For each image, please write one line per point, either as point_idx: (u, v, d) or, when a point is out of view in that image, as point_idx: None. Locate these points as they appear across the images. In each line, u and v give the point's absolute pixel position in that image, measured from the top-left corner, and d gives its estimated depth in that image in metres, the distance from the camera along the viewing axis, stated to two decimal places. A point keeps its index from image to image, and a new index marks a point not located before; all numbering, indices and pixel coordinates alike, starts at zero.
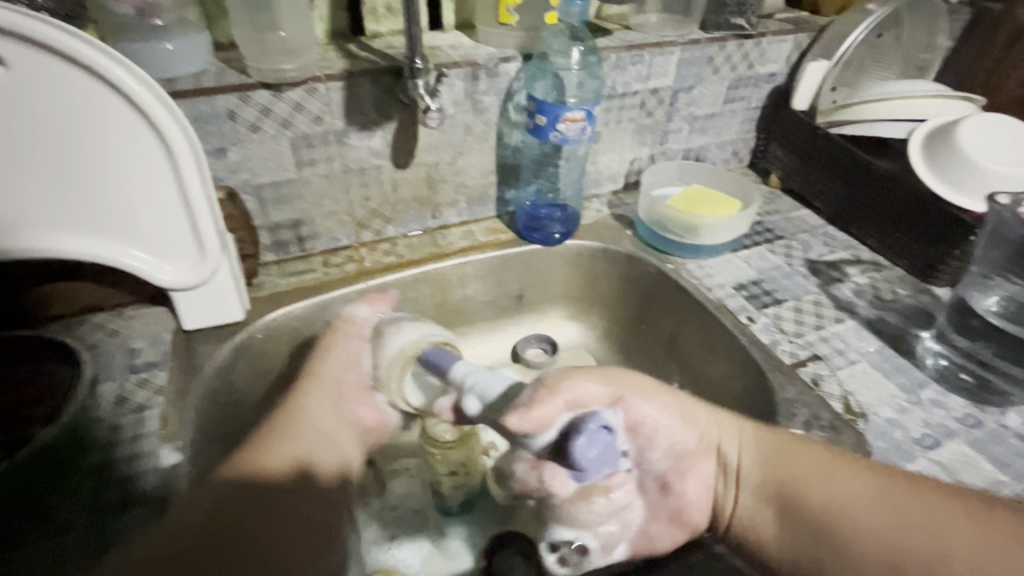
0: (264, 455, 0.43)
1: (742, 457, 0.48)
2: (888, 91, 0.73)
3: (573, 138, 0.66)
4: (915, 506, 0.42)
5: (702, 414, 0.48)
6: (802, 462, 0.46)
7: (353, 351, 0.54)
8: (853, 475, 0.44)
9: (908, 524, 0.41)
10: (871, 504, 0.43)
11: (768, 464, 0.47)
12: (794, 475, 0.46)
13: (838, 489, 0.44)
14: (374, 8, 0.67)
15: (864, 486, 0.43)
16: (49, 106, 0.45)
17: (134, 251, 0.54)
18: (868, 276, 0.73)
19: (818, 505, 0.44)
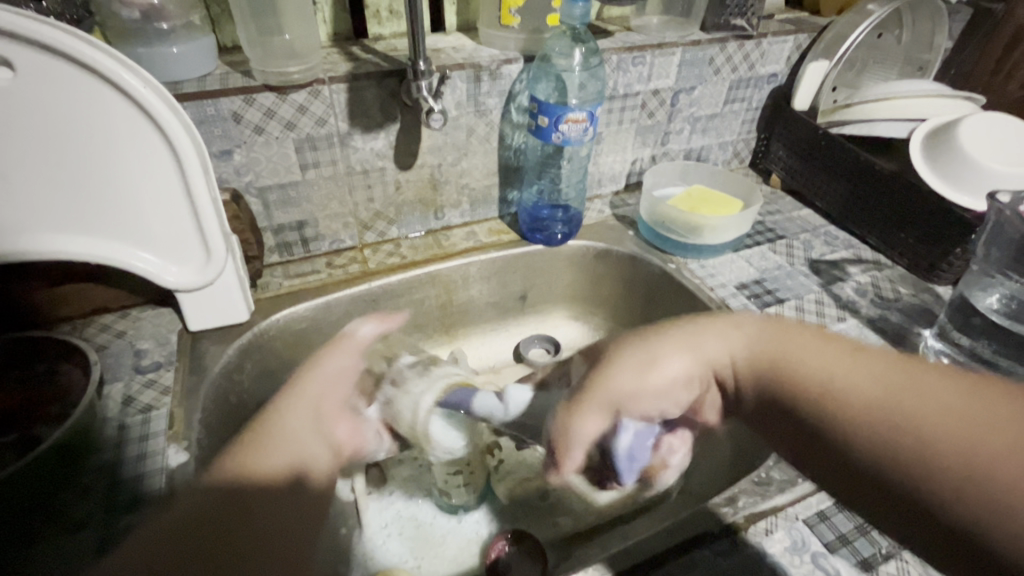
0: (253, 458, 0.41)
1: (734, 363, 0.42)
2: (890, 91, 0.73)
3: (575, 138, 0.66)
4: (922, 385, 0.35)
5: (707, 340, 0.43)
6: (791, 343, 0.41)
7: (356, 351, 0.55)
8: (863, 359, 0.38)
9: (951, 424, 0.32)
10: (873, 378, 0.36)
11: (758, 359, 0.41)
12: (771, 360, 0.41)
13: (817, 355, 0.39)
14: (378, 11, 0.68)
15: (885, 373, 0.37)
16: (54, 107, 0.46)
17: (140, 251, 0.55)
18: (869, 275, 0.73)
19: (811, 378, 0.38)
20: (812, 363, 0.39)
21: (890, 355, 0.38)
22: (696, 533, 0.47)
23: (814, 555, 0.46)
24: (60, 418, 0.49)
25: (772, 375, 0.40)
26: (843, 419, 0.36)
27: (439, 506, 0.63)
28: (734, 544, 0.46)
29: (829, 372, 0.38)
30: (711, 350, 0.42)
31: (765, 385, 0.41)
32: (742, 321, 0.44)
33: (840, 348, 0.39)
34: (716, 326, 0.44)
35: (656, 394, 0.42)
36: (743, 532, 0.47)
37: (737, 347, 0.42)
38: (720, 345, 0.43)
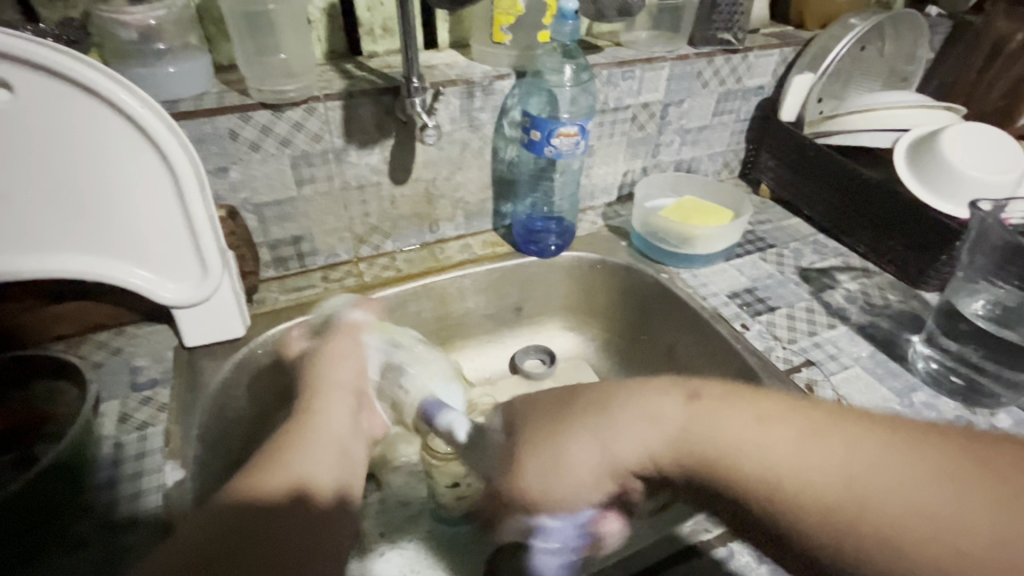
0: (272, 475, 0.42)
1: (648, 429, 0.36)
2: (873, 102, 0.75)
3: (567, 152, 0.67)
4: (875, 456, 0.31)
5: (619, 397, 0.38)
6: (717, 394, 0.36)
7: (347, 349, 0.58)
8: (814, 433, 0.33)
9: (893, 499, 0.29)
10: (824, 471, 0.31)
11: (688, 432, 0.35)
12: (706, 450, 0.35)
13: (765, 445, 0.33)
14: (372, 29, 0.69)
15: (834, 453, 0.31)
16: (54, 129, 0.46)
17: (135, 268, 0.55)
18: (859, 283, 0.74)
19: (758, 467, 0.33)
20: (755, 449, 0.33)
21: (818, 407, 0.34)
22: (690, 546, 0.47)
23: None
24: (55, 437, 0.49)
25: (710, 468, 0.34)
26: (795, 508, 0.31)
27: (435, 518, 0.62)
28: (723, 556, 0.47)
29: (779, 458, 0.32)
30: (661, 410, 0.37)
31: (691, 470, 0.35)
32: (663, 402, 0.37)
33: (764, 412, 0.34)
34: (643, 391, 0.38)
35: (575, 486, 0.38)
36: (737, 541, 0.47)
37: (658, 439, 0.36)
38: (642, 429, 0.36)
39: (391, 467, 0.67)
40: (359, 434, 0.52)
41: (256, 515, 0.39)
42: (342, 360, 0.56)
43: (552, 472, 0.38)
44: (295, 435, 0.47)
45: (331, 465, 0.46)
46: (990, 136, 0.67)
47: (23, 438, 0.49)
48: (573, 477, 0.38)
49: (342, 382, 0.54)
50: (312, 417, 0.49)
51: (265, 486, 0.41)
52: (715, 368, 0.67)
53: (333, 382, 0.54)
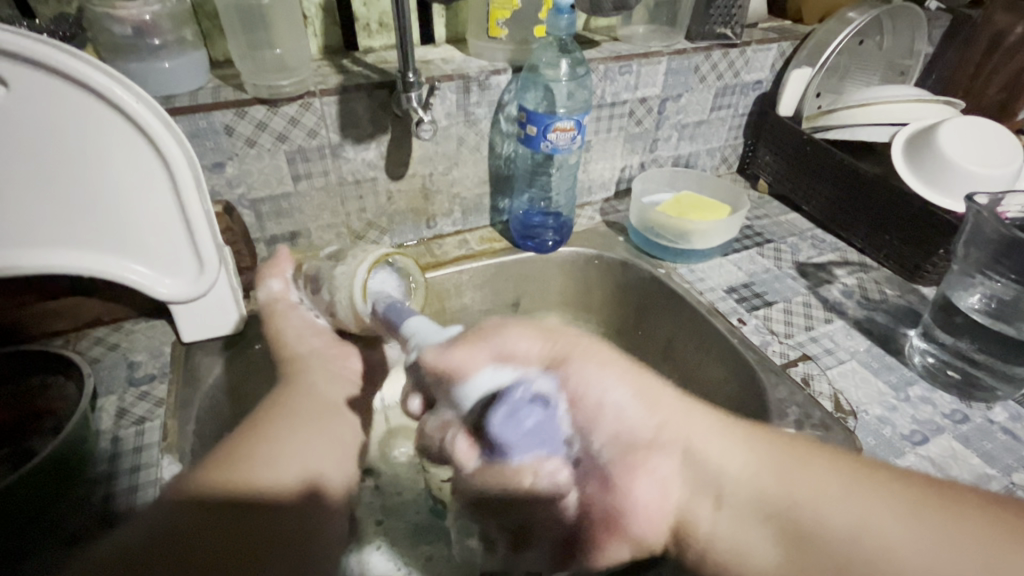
0: (255, 465, 0.41)
1: (733, 473, 0.41)
2: (871, 96, 0.74)
3: (563, 147, 0.67)
4: (947, 530, 0.36)
5: (668, 398, 0.42)
6: (798, 466, 0.41)
7: (297, 321, 0.59)
8: (879, 488, 0.39)
9: (949, 560, 0.35)
10: (897, 530, 0.37)
11: (773, 479, 0.41)
12: (788, 500, 0.40)
13: (832, 494, 0.39)
14: (368, 24, 0.69)
15: (906, 519, 0.37)
16: (49, 124, 0.46)
17: (132, 264, 0.55)
18: (856, 277, 0.74)
19: (838, 527, 0.38)
20: (829, 504, 0.39)
21: (893, 474, 0.40)
22: None
23: None
24: (52, 433, 0.49)
25: (798, 521, 0.39)
26: (864, 559, 0.37)
27: (431, 513, 0.62)
28: None
29: (855, 512, 0.38)
30: (741, 471, 0.41)
31: (778, 519, 0.40)
32: (751, 445, 0.42)
33: (835, 463, 0.41)
34: (731, 437, 0.43)
35: (613, 402, 0.40)
36: None
37: (743, 470, 0.41)
38: (733, 461, 0.42)
39: (388, 457, 0.68)
40: (349, 410, 0.54)
41: (210, 513, 0.37)
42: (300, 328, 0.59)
43: (597, 388, 0.40)
44: (262, 427, 0.46)
45: (305, 461, 0.44)
46: (992, 130, 0.67)
47: (19, 432, 0.49)
48: (627, 426, 0.41)
49: (310, 355, 0.57)
50: (290, 398, 0.50)
51: (227, 481, 0.39)
52: (712, 363, 0.67)
53: (306, 353, 0.57)
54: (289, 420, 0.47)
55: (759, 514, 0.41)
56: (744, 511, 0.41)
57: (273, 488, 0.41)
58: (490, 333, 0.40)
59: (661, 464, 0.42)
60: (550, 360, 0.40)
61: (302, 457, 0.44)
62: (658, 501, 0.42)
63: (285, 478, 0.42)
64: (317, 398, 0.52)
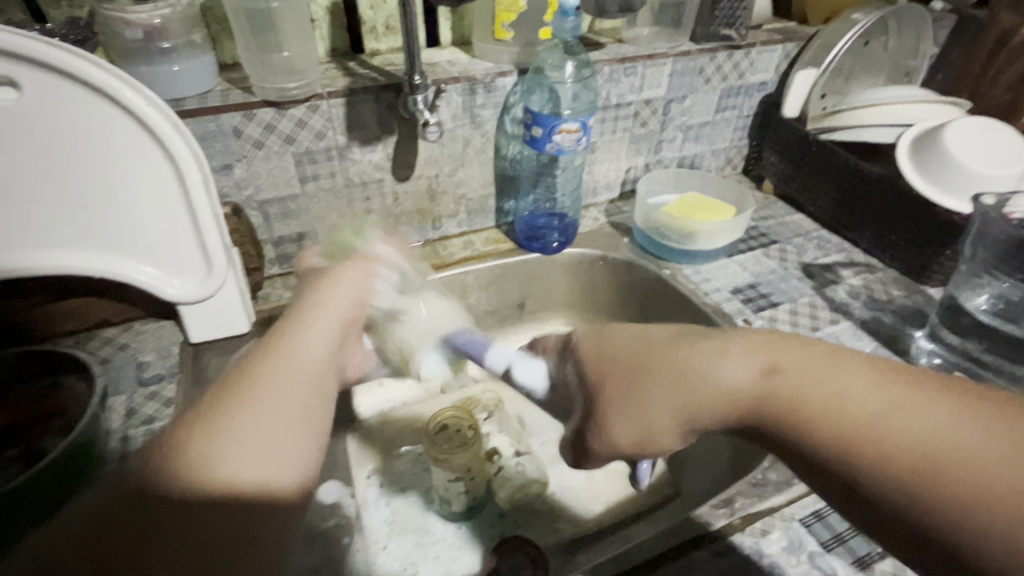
0: (201, 456, 0.35)
1: (729, 395, 0.37)
2: (875, 97, 0.75)
3: (569, 148, 0.67)
4: (964, 414, 0.32)
5: (730, 371, 0.37)
6: (796, 363, 0.37)
7: (341, 290, 0.51)
8: (888, 383, 0.35)
9: (972, 447, 0.31)
10: (923, 421, 0.32)
11: (770, 387, 0.36)
12: (794, 398, 0.36)
13: (833, 393, 0.35)
14: (374, 27, 0.70)
15: (924, 413, 0.33)
16: (58, 125, 0.47)
17: (140, 265, 0.55)
18: (862, 278, 0.74)
19: (858, 415, 0.34)
20: (859, 400, 0.34)
21: (908, 377, 0.35)
22: (692, 537, 0.47)
23: (811, 554, 0.46)
24: (62, 432, 0.50)
25: (789, 422, 0.36)
26: (858, 461, 0.33)
27: (437, 513, 0.63)
28: (735, 543, 0.47)
29: (846, 410, 0.34)
30: (735, 377, 0.37)
31: (772, 427, 0.36)
32: (756, 348, 0.38)
33: (862, 369, 0.36)
34: (728, 352, 0.38)
35: (685, 434, 0.39)
36: (739, 533, 0.48)
37: (757, 377, 0.37)
38: (733, 373, 0.37)
39: (394, 457, 0.68)
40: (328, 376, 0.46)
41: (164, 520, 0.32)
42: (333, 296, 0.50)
43: (669, 430, 0.39)
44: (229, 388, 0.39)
45: (275, 446, 0.37)
46: (996, 130, 0.67)
47: (30, 433, 0.49)
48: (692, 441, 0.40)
49: (334, 311, 0.49)
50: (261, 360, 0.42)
51: (182, 470, 0.34)
52: None
53: (338, 315, 0.50)
54: (261, 388, 0.39)
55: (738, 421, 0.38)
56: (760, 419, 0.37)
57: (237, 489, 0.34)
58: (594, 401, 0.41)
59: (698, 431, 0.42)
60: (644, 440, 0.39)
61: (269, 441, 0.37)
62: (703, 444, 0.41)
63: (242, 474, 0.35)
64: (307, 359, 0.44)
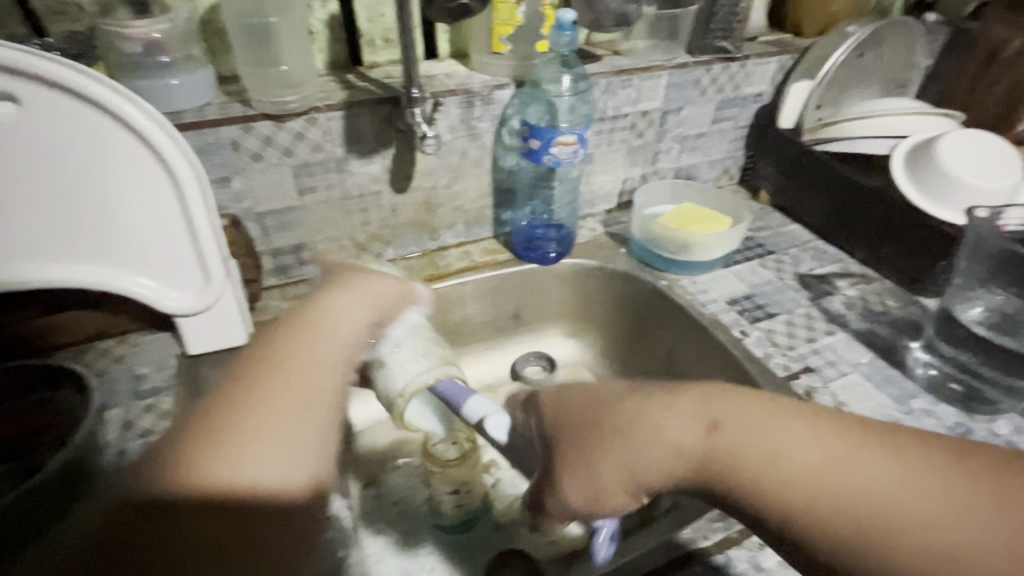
0: (208, 464, 0.36)
1: (686, 444, 0.37)
2: (870, 109, 0.75)
3: (566, 160, 0.68)
4: (907, 468, 0.33)
5: (656, 406, 0.39)
6: (737, 417, 0.37)
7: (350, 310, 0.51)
8: (848, 440, 0.35)
9: (908, 503, 0.32)
10: (862, 480, 0.33)
11: (715, 438, 0.37)
12: (739, 449, 0.36)
13: (794, 450, 0.35)
14: (372, 40, 0.70)
15: (861, 461, 0.34)
16: (58, 140, 0.47)
17: (138, 277, 0.55)
18: (857, 289, 0.75)
19: (789, 471, 0.35)
20: (793, 456, 0.35)
21: (845, 417, 0.37)
22: (690, 550, 0.47)
23: None
24: (57, 447, 0.50)
25: (736, 473, 0.36)
26: (813, 515, 0.33)
27: (434, 526, 0.62)
28: (725, 560, 0.47)
29: (803, 469, 0.34)
30: (675, 436, 0.37)
31: (723, 477, 0.36)
32: (703, 400, 0.39)
33: (806, 418, 0.37)
34: (670, 410, 0.38)
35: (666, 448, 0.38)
36: (735, 547, 0.47)
37: (695, 428, 0.37)
38: (676, 428, 0.38)
39: (391, 469, 0.68)
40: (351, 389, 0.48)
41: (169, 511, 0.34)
42: (357, 297, 0.52)
43: (660, 434, 0.38)
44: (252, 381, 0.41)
45: (289, 443, 0.39)
46: (987, 141, 0.68)
47: (25, 447, 0.49)
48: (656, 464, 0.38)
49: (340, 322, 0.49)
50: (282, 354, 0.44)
51: (194, 481, 0.35)
52: (715, 375, 0.67)
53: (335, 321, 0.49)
54: (281, 390, 0.41)
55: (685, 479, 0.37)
56: (704, 475, 0.37)
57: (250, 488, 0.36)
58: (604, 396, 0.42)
59: (663, 485, 0.39)
60: (627, 479, 0.38)
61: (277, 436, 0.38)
62: (669, 489, 0.40)
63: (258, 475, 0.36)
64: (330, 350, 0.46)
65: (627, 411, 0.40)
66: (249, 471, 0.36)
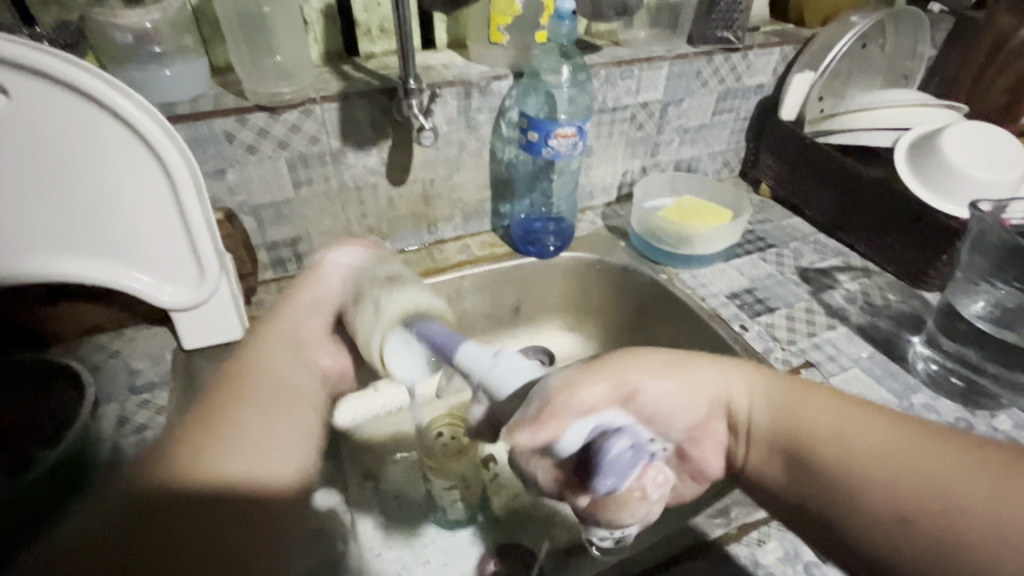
0: (192, 463, 0.35)
1: (750, 412, 0.45)
2: (875, 99, 0.74)
3: (564, 153, 0.67)
4: (923, 452, 0.38)
5: (708, 372, 0.46)
6: (807, 408, 0.43)
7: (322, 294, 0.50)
8: (866, 420, 0.41)
9: (927, 474, 0.37)
10: (884, 451, 0.39)
11: (777, 415, 0.44)
12: (797, 431, 0.43)
13: (852, 430, 0.41)
14: (369, 29, 0.69)
15: (885, 434, 0.40)
16: (47, 131, 0.46)
17: (132, 271, 0.55)
18: (859, 283, 0.74)
19: (835, 451, 0.40)
20: (821, 423, 0.42)
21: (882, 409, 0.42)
22: (691, 545, 0.47)
23: (807, 565, 0.46)
24: (50, 441, 0.49)
25: (798, 446, 0.42)
26: (861, 491, 0.39)
27: (433, 521, 0.62)
28: (730, 554, 0.47)
29: (839, 431, 0.41)
30: (743, 395, 0.45)
31: (777, 444, 0.44)
32: (767, 386, 0.45)
33: (828, 394, 0.44)
34: (737, 384, 0.46)
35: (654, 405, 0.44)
36: (734, 543, 0.47)
37: (759, 410, 0.45)
38: (721, 380, 0.46)
39: (389, 463, 0.67)
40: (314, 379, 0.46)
41: (146, 512, 0.32)
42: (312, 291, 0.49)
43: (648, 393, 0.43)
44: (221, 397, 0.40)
45: (262, 445, 0.38)
46: (989, 132, 0.67)
47: (18, 441, 0.49)
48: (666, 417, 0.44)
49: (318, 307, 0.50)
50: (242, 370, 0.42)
51: (182, 476, 0.34)
52: None
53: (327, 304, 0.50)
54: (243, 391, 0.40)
55: (773, 449, 0.44)
56: (767, 441, 0.44)
57: (231, 482, 0.35)
58: (562, 398, 0.38)
59: (717, 429, 0.47)
60: (622, 399, 0.41)
61: (262, 437, 0.38)
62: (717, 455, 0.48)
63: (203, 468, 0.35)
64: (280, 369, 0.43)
65: (581, 396, 0.39)
66: (237, 466, 0.36)
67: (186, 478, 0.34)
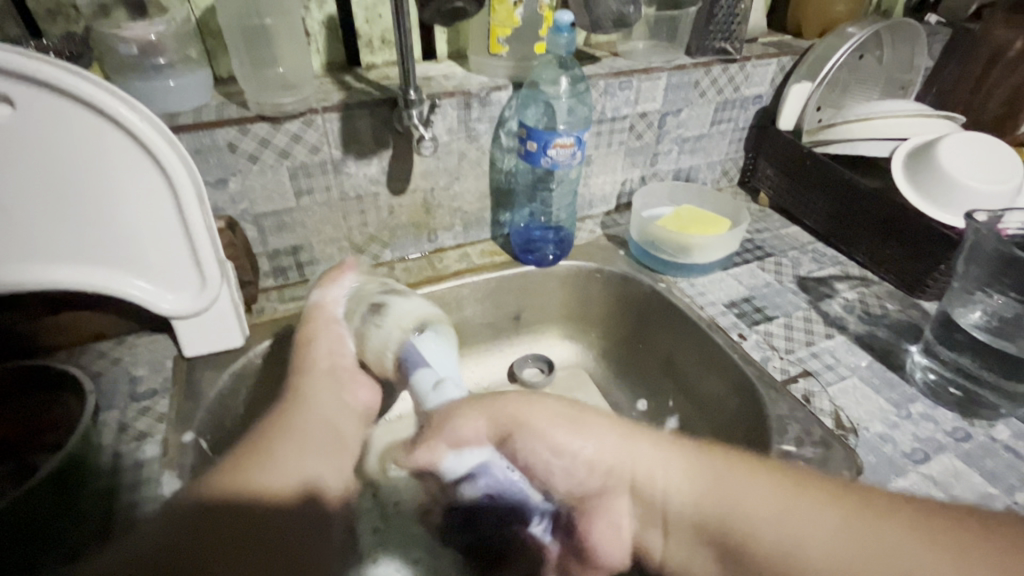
0: (245, 476, 0.43)
1: (671, 495, 0.45)
2: (871, 111, 0.75)
3: (563, 163, 0.67)
4: (856, 523, 0.38)
5: (610, 435, 0.48)
6: (731, 493, 0.43)
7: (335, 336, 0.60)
8: (799, 497, 0.40)
9: (823, 541, 0.38)
10: (810, 532, 0.39)
11: (696, 499, 0.44)
12: (719, 519, 0.42)
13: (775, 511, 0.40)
14: (370, 40, 0.70)
15: (815, 520, 0.39)
16: (55, 143, 0.47)
17: (133, 279, 0.55)
18: (857, 292, 0.74)
19: (780, 544, 0.39)
20: (748, 508, 0.41)
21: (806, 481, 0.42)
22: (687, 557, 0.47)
23: None
24: (53, 450, 0.51)
25: (730, 543, 0.42)
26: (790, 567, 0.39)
27: None
28: None
29: (770, 515, 0.40)
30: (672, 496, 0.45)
31: (710, 534, 0.43)
32: (678, 460, 0.46)
33: (761, 478, 0.42)
34: (659, 462, 0.46)
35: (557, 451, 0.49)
36: None
37: (677, 488, 0.45)
38: (663, 475, 0.46)
39: None
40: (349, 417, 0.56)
41: (208, 520, 0.40)
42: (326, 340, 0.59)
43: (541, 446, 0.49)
44: (273, 432, 0.49)
45: (289, 471, 0.46)
46: (982, 142, 0.67)
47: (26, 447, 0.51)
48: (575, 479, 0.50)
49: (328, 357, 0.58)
50: (300, 401, 0.53)
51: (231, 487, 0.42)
52: (714, 378, 0.67)
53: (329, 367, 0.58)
54: (297, 412, 0.52)
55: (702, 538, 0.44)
56: (687, 533, 0.45)
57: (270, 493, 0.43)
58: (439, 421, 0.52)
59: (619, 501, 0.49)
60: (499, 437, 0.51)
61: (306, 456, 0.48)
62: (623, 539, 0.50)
63: (279, 484, 0.44)
64: (318, 414, 0.52)
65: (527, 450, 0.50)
66: (276, 480, 0.44)
67: (256, 489, 0.43)
